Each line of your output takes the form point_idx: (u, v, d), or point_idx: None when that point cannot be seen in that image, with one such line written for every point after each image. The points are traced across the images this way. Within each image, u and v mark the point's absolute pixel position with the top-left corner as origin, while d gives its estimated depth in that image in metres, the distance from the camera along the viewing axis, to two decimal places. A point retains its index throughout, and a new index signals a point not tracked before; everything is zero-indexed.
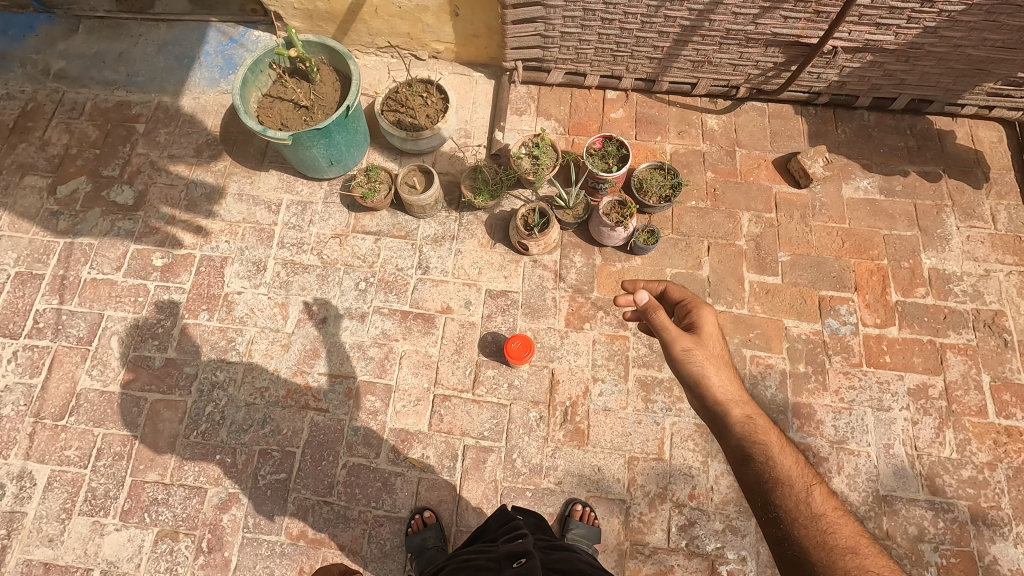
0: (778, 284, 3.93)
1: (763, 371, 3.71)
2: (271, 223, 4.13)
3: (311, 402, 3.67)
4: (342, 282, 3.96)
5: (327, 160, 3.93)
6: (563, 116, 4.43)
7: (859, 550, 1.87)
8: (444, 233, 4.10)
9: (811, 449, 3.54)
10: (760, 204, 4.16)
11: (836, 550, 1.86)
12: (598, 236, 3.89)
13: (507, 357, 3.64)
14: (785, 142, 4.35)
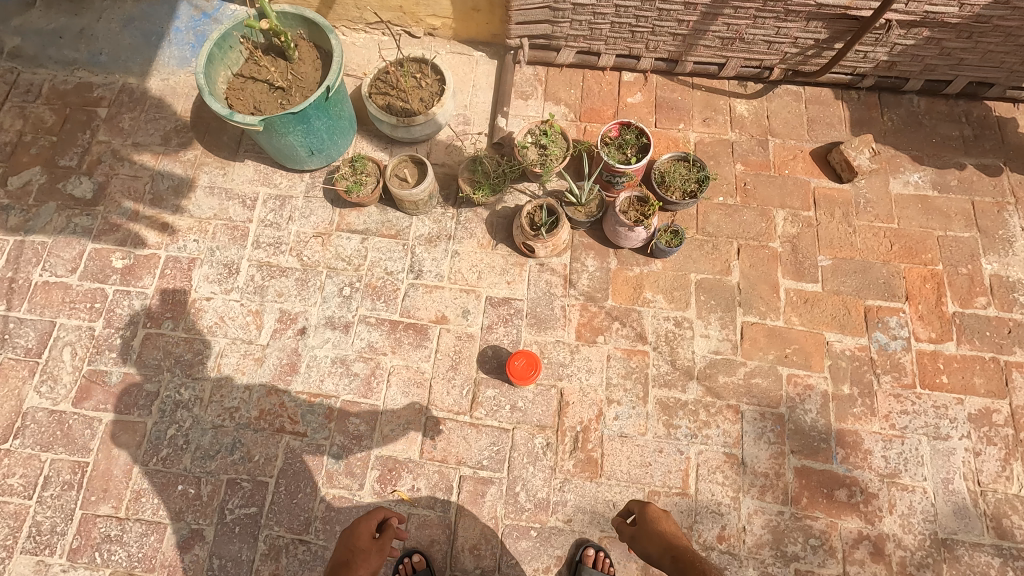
0: (818, 293, 3.46)
1: (802, 394, 3.25)
2: (245, 220, 3.68)
3: (286, 425, 3.23)
4: (323, 287, 3.51)
5: (307, 150, 3.46)
6: (574, 101, 3.95)
7: None
8: (440, 232, 3.65)
9: (859, 484, 3.08)
10: (795, 201, 3.68)
11: None
12: (614, 237, 3.43)
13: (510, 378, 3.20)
14: (825, 131, 3.86)
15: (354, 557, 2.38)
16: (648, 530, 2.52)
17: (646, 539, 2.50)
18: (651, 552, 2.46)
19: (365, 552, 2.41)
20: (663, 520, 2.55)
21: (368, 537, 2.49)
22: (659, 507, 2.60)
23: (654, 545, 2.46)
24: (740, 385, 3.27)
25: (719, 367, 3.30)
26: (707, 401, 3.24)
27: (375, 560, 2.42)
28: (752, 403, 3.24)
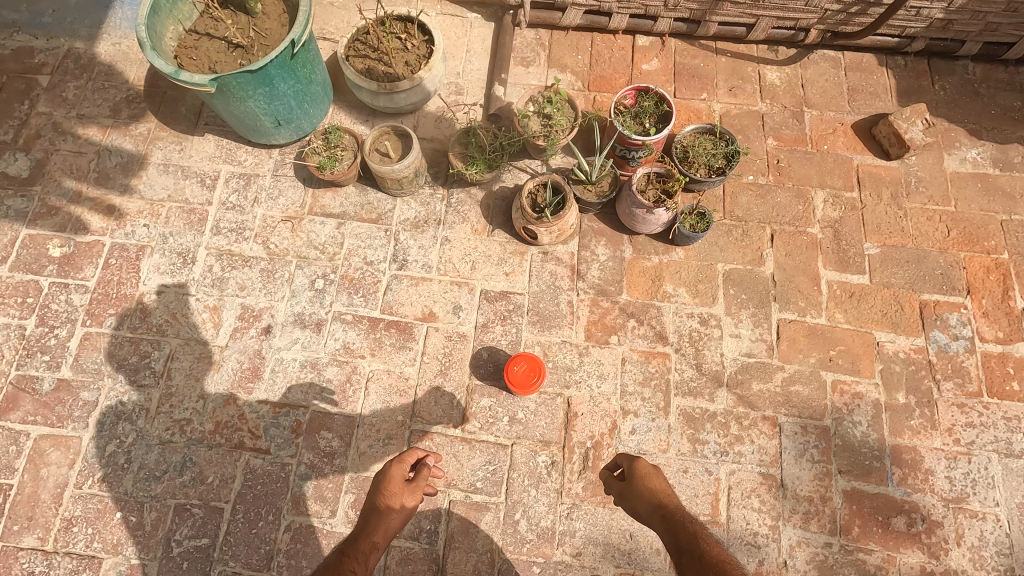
0: (865, 286, 2.99)
1: (850, 404, 2.78)
2: (203, 202, 3.20)
3: (246, 440, 2.76)
4: (292, 280, 3.04)
5: (272, 120, 2.98)
6: (581, 68, 3.46)
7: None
8: (428, 216, 3.17)
9: (919, 510, 2.62)
10: (837, 180, 3.20)
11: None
12: (629, 221, 2.96)
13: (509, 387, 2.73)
14: (868, 102, 3.38)
15: (386, 502, 2.08)
16: (636, 487, 2.08)
17: (634, 497, 2.07)
18: (640, 512, 2.04)
19: (397, 498, 2.10)
20: (654, 477, 2.10)
21: (400, 481, 2.16)
22: (650, 461, 2.15)
23: (645, 503, 2.03)
24: (777, 394, 2.79)
25: (752, 373, 2.83)
26: (739, 412, 2.77)
27: (409, 504, 2.13)
28: (792, 415, 2.77)
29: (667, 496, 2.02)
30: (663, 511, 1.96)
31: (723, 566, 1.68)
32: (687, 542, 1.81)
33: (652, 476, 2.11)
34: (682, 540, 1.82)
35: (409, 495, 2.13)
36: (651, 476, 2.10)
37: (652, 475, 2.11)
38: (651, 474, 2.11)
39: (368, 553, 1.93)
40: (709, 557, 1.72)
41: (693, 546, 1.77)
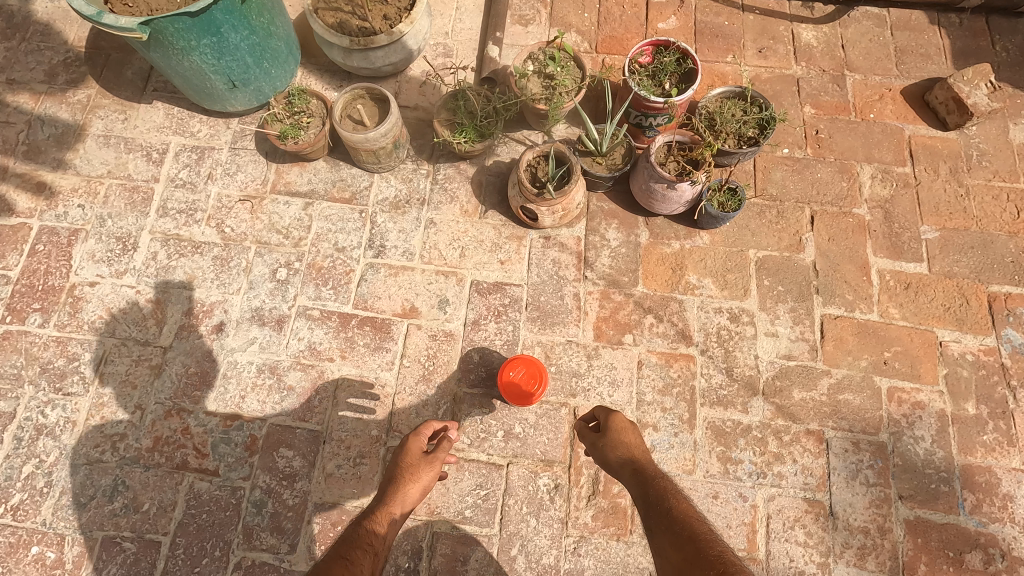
0: (923, 275, 2.54)
1: (910, 415, 2.33)
2: (149, 179, 2.74)
3: (190, 459, 2.31)
4: (250, 269, 2.59)
5: (226, 81, 2.52)
6: (588, 27, 3.01)
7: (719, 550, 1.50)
8: (410, 195, 2.72)
9: (996, 544, 2.18)
10: (885, 154, 2.75)
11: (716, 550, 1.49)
12: (646, 198, 2.51)
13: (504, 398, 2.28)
14: (919, 64, 2.93)
15: (403, 476, 1.89)
16: (612, 438, 1.91)
17: (607, 446, 1.90)
18: (610, 464, 1.88)
19: (413, 474, 1.91)
20: (629, 431, 1.92)
21: (418, 454, 1.95)
22: (626, 415, 1.98)
23: (618, 455, 1.87)
24: (823, 403, 2.35)
25: (793, 378, 2.39)
26: (778, 426, 2.32)
27: (427, 478, 1.93)
28: (841, 429, 2.32)
29: (642, 455, 1.86)
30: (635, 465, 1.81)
31: (690, 524, 1.58)
32: (655, 496, 1.69)
33: (627, 429, 1.93)
34: (652, 493, 1.70)
35: (426, 469, 1.93)
36: (627, 430, 1.93)
37: (627, 429, 1.93)
38: (626, 428, 1.93)
39: (385, 526, 1.79)
40: (677, 514, 1.62)
41: (663, 502, 1.66)
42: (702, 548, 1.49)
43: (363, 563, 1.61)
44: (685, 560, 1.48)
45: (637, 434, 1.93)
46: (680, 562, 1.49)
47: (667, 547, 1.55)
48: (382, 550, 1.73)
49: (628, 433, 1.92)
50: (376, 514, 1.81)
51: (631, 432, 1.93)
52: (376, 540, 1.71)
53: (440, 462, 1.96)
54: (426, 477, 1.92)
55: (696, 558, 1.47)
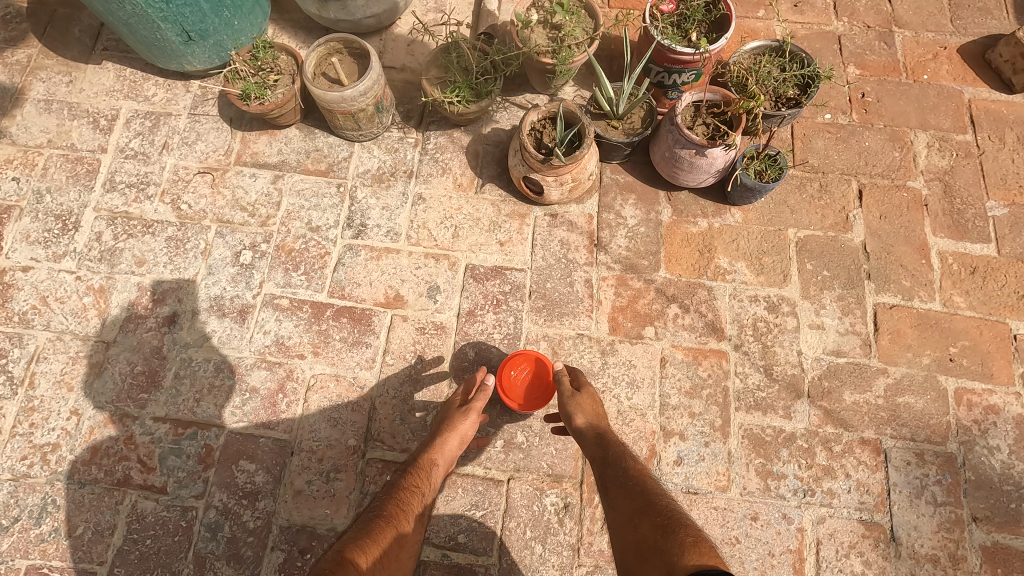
0: (991, 258, 2.19)
1: (983, 422, 1.98)
2: (95, 149, 2.39)
3: (134, 473, 1.96)
4: (209, 252, 2.23)
5: (179, 32, 2.17)
6: None
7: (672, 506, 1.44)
8: (395, 167, 2.36)
9: None
10: (943, 119, 2.39)
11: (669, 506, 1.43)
12: (669, 168, 2.16)
13: (510, 405, 1.93)
14: (977, 20, 2.57)
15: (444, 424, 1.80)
16: (582, 398, 1.78)
17: (576, 404, 1.76)
18: (574, 423, 1.72)
19: (452, 423, 1.81)
20: (594, 398, 1.81)
21: (455, 407, 1.86)
22: (597, 388, 1.85)
23: (585, 419, 1.72)
24: (879, 408, 2.00)
25: (843, 378, 2.03)
26: (827, 434, 1.97)
27: (466, 425, 1.80)
28: (902, 438, 1.97)
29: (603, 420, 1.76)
30: (598, 427, 1.70)
31: (645, 482, 1.52)
32: (613, 454, 1.60)
33: (592, 396, 1.81)
34: (609, 453, 1.61)
35: (464, 417, 1.81)
36: (591, 398, 1.80)
37: (595, 398, 1.81)
38: (593, 396, 1.81)
39: (431, 472, 1.70)
40: (632, 472, 1.54)
41: (620, 458, 1.58)
42: (652, 501, 1.45)
43: (414, 506, 1.60)
44: (635, 510, 1.43)
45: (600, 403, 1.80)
46: (631, 513, 1.44)
47: (619, 501, 1.48)
48: (430, 494, 1.69)
49: (594, 400, 1.80)
50: (419, 460, 1.73)
51: (596, 398, 1.81)
52: (423, 485, 1.66)
53: (478, 411, 1.84)
54: (465, 425, 1.80)
55: (646, 509, 1.42)
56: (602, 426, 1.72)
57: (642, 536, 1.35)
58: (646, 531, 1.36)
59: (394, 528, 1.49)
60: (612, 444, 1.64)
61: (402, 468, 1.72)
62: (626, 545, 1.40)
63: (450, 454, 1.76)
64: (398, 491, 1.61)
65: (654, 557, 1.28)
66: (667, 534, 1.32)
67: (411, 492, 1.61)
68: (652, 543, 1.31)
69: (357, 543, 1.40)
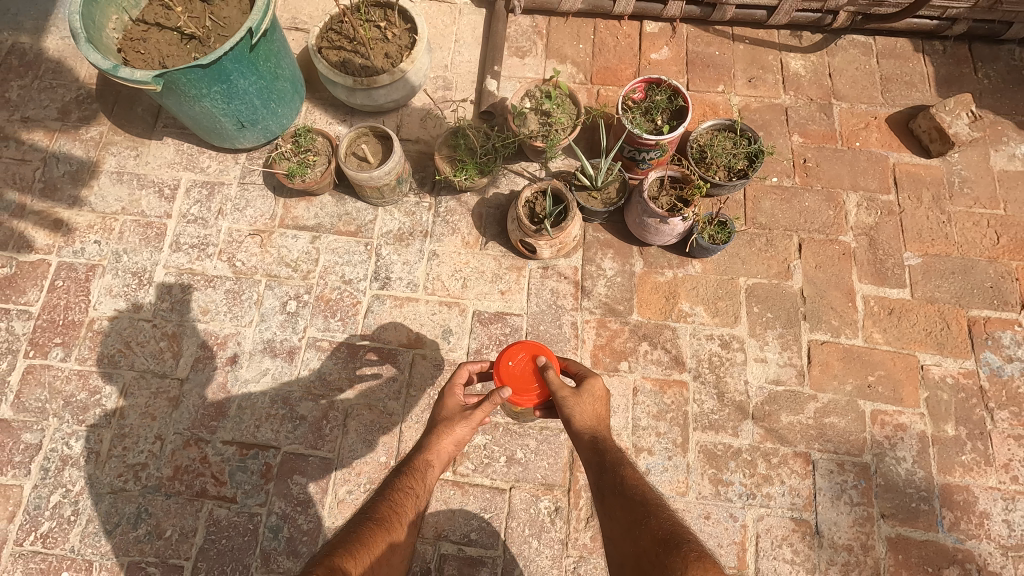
0: (905, 301, 2.65)
1: (893, 437, 2.45)
2: (161, 214, 2.85)
3: (209, 486, 2.44)
4: (261, 301, 2.70)
5: (234, 122, 2.62)
6: (583, 59, 3.12)
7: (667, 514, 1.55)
8: (413, 227, 2.82)
9: (974, 560, 2.30)
10: (871, 181, 2.86)
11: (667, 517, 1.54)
12: (639, 230, 2.62)
13: (512, 393, 1.92)
14: (904, 92, 3.03)
15: (438, 425, 1.92)
16: (582, 398, 1.89)
17: (577, 407, 1.87)
18: (574, 426, 1.85)
19: (447, 425, 1.91)
20: (599, 388, 1.96)
21: (453, 405, 1.96)
22: (604, 384, 1.97)
23: (584, 422, 1.86)
24: (809, 426, 2.47)
25: (781, 403, 2.50)
26: (767, 449, 2.44)
27: (460, 429, 1.91)
28: (827, 451, 2.44)
29: (601, 427, 1.89)
30: (596, 433, 1.83)
31: (642, 490, 1.65)
32: (610, 461, 1.74)
33: (596, 387, 1.95)
34: (606, 458, 1.74)
35: (460, 419, 1.91)
36: (595, 388, 1.95)
37: (596, 386, 1.95)
38: (591, 384, 1.95)
39: (425, 472, 1.84)
40: (629, 480, 1.67)
41: (618, 467, 1.71)
42: (650, 510, 1.57)
43: (408, 507, 1.73)
44: (632, 520, 1.55)
45: (600, 400, 1.95)
46: (628, 523, 1.55)
47: (617, 509, 1.62)
48: (424, 493, 1.82)
49: (597, 394, 1.94)
50: (415, 460, 1.86)
51: (597, 391, 1.95)
52: (417, 486, 1.79)
53: (473, 417, 1.90)
54: (460, 428, 1.90)
55: (644, 520, 1.54)
56: (599, 432, 1.85)
57: (642, 548, 1.46)
58: (646, 544, 1.46)
59: (384, 532, 1.62)
60: (610, 452, 1.76)
61: (397, 469, 1.85)
62: (625, 554, 1.51)
63: (444, 454, 1.90)
64: (393, 493, 1.75)
65: (656, 569, 1.38)
66: (667, 546, 1.43)
67: (405, 495, 1.75)
68: (653, 554, 1.42)
69: (349, 548, 1.51)
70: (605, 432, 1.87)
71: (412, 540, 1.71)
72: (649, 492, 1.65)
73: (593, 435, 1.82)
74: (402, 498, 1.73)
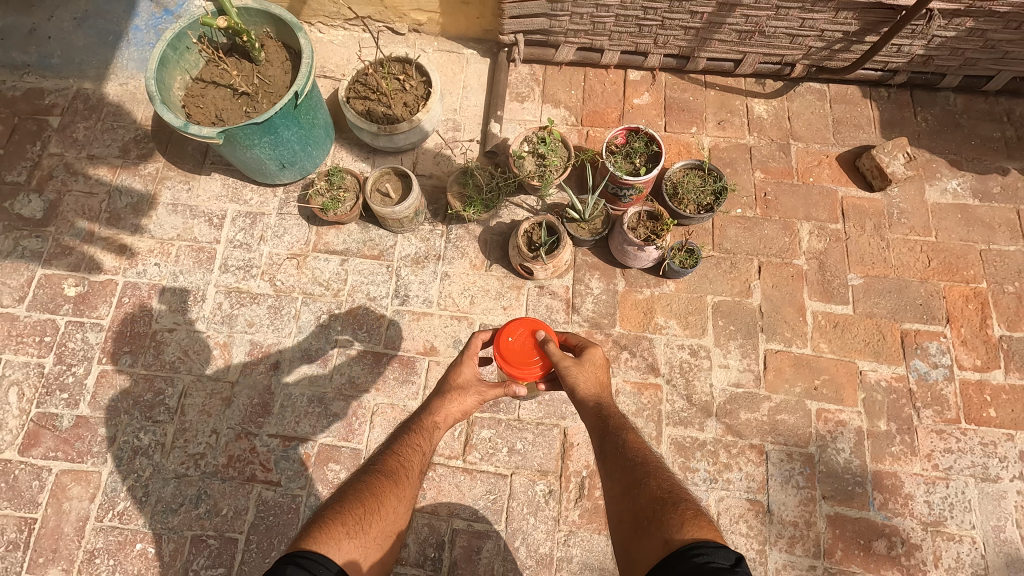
0: (848, 315, 3.11)
1: (834, 431, 2.91)
2: (212, 240, 3.32)
3: (258, 472, 2.90)
4: (298, 316, 3.16)
5: (277, 163, 3.08)
6: (574, 103, 3.58)
7: (663, 477, 1.85)
8: (428, 251, 3.29)
9: (899, 534, 2.75)
10: (822, 212, 3.32)
11: (665, 480, 1.83)
12: (621, 256, 3.08)
13: (514, 362, 2.30)
14: (852, 133, 3.49)
15: (449, 392, 2.26)
16: (584, 366, 2.23)
17: (579, 374, 2.19)
18: (577, 392, 2.16)
19: (454, 394, 2.26)
20: (598, 356, 2.30)
21: (465, 376, 2.31)
22: (602, 352, 2.33)
23: (588, 389, 2.18)
24: (764, 422, 2.93)
25: (740, 403, 2.96)
26: (727, 441, 2.90)
27: (469, 399, 2.27)
28: (778, 443, 2.90)
29: (603, 396, 2.19)
30: (599, 401, 2.14)
31: (640, 453, 1.95)
32: (614, 427, 2.03)
33: (595, 355, 2.29)
34: (610, 425, 2.04)
35: (466, 392, 2.26)
36: (595, 355, 2.30)
37: (594, 355, 2.29)
38: (590, 352, 2.31)
39: (431, 432, 2.19)
40: (631, 444, 1.97)
41: (621, 434, 1.99)
42: (648, 471, 1.87)
43: (413, 461, 2.08)
44: (632, 480, 1.85)
45: (599, 369, 2.27)
46: (628, 483, 1.84)
47: (618, 469, 1.91)
48: (430, 448, 2.18)
49: (594, 363, 2.26)
50: (425, 420, 2.21)
51: (597, 357, 2.30)
52: (423, 443, 2.14)
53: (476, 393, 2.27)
54: (467, 398, 2.26)
55: (642, 479, 1.83)
56: (603, 401, 2.15)
57: (642, 505, 1.74)
58: (646, 503, 1.75)
59: (391, 480, 1.97)
60: (615, 420, 2.05)
61: (408, 427, 2.20)
62: (624, 510, 1.79)
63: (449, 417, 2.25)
64: (401, 448, 2.10)
65: (655, 522, 1.66)
66: (664, 504, 1.72)
67: (412, 451, 2.10)
68: (652, 510, 1.71)
69: (360, 494, 1.88)
70: (607, 401, 2.16)
71: (417, 489, 2.06)
72: (647, 454, 1.95)
73: (597, 403, 2.13)
74: (412, 451, 2.09)
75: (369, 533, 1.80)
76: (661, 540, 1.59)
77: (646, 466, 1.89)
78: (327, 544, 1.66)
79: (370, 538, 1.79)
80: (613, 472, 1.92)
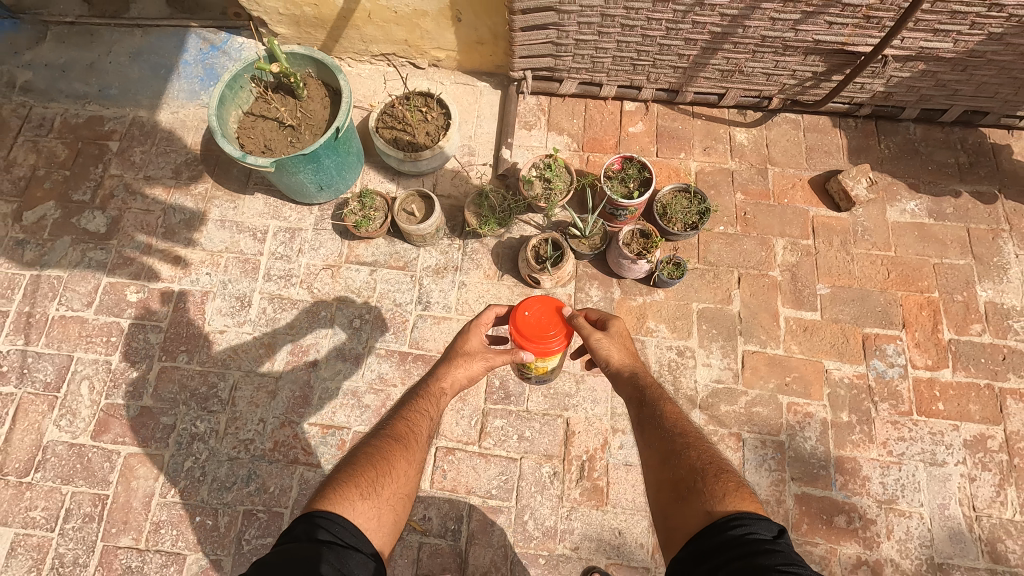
0: (816, 321, 3.55)
1: (802, 422, 3.34)
2: (256, 252, 3.76)
3: (300, 456, 3.33)
4: (333, 319, 3.60)
5: (317, 185, 3.53)
6: (576, 131, 4.03)
7: (701, 450, 2.08)
8: (447, 263, 3.73)
9: (857, 510, 3.18)
10: (795, 229, 3.76)
11: (702, 454, 2.06)
12: (617, 268, 3.50)
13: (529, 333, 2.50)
14: (823, 159, 3.94)
15: (456, 358, 2.61)
16: (612, 338, 2.63)
17: (609, 346, 2.56)
18: (612, 362, 2.54)
19: (459, 362, 2.60)
20: (623, 327, 2.65)
21: (471, 345, 2.66)
22: (625, 324, 2.66)
23: (621, 359, 2.55)
24: (741, 414, 3.36)
25: (721, 397, 3.39)
26: (709, 429, 3.33)
27: (472, 365, 2.61)
28: (753, 431, 3.33)
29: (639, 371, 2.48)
30: (634, 371, 2.47)
31: (678, 424, 2.21)
32: (651, 399, 2.31)
33: (620, 326, 2.65)
34: (649, 397, 2.32)
35: (470, 359, 2.61)
36: (620, 326, 2.65)
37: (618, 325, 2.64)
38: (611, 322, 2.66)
39: (438, 396, 2.51)
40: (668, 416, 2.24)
41: (659, 408, 2.26)
42: (686, 443, 2.12)
43: (421, 424, 2.39)
44: (671, 450, 2.10)
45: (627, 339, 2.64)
46: (668, 453, 2.09)
47: (658, 438, 2.17)
48: (436, 413, 2.49)
49: (617, 332, 2.63)
50: (433, 387, 2.53)
51: (620, 325, 2.65)
52: (431, 409, 2.46)
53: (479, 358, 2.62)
54: (470, 365, 2.60)
55: (681, 450, 2.09)
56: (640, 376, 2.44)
57: (683, 475, 1.98)
58: (685, 472, 1.99)
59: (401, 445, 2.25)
60: (653, 393, 2.32)
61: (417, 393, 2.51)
62: (664, 476, 2.05)
63: (456, 383, 2.57)
64: (410, 412, 2.40)
65: (693, 490, 1.91)
66: (703, 476, 1.95)
67: (419, 415, 2.40)
68: (691, 480, 1.95)
69: (374, 459, 2.15)
70: (645, 375, 2.44)
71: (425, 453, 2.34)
72: (684, 426, 2.21)
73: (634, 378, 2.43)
74: (419, 416, 2.39)
75: (383, 493, 2.06)
76: (702, 509, 1.83)
77: (683, 439, 2.13)
78: (344, 502, 1.93)
79: (381, 498, 2.04)
80: (653, 442, 2.17)
